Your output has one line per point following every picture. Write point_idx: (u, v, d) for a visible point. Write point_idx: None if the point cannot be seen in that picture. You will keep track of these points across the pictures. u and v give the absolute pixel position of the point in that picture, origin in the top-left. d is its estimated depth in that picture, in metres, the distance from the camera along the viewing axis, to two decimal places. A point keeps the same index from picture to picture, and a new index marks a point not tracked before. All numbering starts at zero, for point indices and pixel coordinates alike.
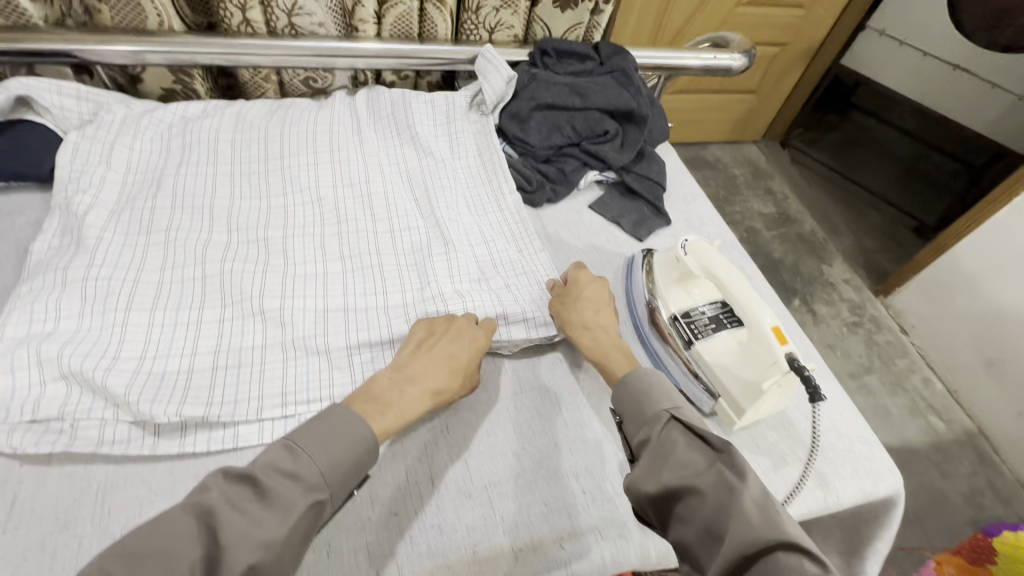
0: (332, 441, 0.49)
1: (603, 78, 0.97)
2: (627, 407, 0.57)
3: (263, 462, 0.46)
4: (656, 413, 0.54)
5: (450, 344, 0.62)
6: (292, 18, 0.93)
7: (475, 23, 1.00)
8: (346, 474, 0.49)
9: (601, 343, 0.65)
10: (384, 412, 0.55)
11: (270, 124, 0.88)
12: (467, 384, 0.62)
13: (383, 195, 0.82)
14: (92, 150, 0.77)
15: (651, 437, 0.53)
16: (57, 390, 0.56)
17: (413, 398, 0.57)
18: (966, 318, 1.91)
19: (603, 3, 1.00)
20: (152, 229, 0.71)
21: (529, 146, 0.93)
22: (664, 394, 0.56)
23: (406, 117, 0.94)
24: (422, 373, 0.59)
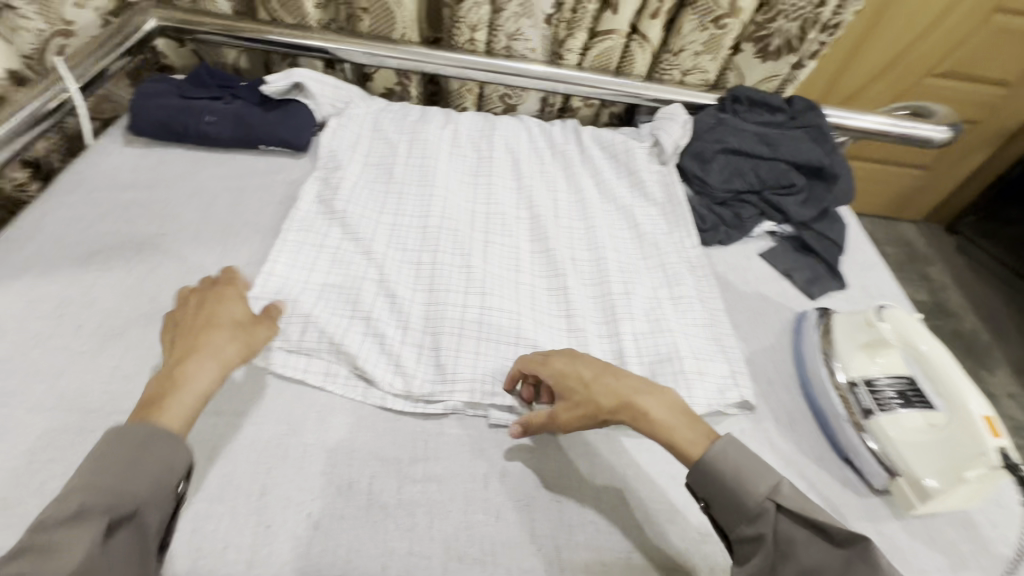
0: (125, 470, 0.45)
1: (795, 132, 0.97)
2: (717, 494, 0.53)
3: (105, 496, 0.43)
4: (758, 504, 0.51)
5: (214, 305, 0.59)
6: (510, 42, 1.04)
7: (672, 64, 1.04)
8: (151, 491, 0.45)
9: (655, 412, 0.56)
10: (163, 403, 0.49)
11: (479, 141, 1.00)
12: (240, 331, 0.58)
13: (574, 225, 0.89)
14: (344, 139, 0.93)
15: (765, 532, 0.51)
16: (302, 326, 0.67)
17: (195, 379, 0.51)
18: None
19: (808, 58, 0.98)
20: (384, 211, 0.84)
21: (707, 187, 0.95)
22: (755, 476, 0.52)
23: (595, 153, 1.01)
24: (198, 348, 0.54)
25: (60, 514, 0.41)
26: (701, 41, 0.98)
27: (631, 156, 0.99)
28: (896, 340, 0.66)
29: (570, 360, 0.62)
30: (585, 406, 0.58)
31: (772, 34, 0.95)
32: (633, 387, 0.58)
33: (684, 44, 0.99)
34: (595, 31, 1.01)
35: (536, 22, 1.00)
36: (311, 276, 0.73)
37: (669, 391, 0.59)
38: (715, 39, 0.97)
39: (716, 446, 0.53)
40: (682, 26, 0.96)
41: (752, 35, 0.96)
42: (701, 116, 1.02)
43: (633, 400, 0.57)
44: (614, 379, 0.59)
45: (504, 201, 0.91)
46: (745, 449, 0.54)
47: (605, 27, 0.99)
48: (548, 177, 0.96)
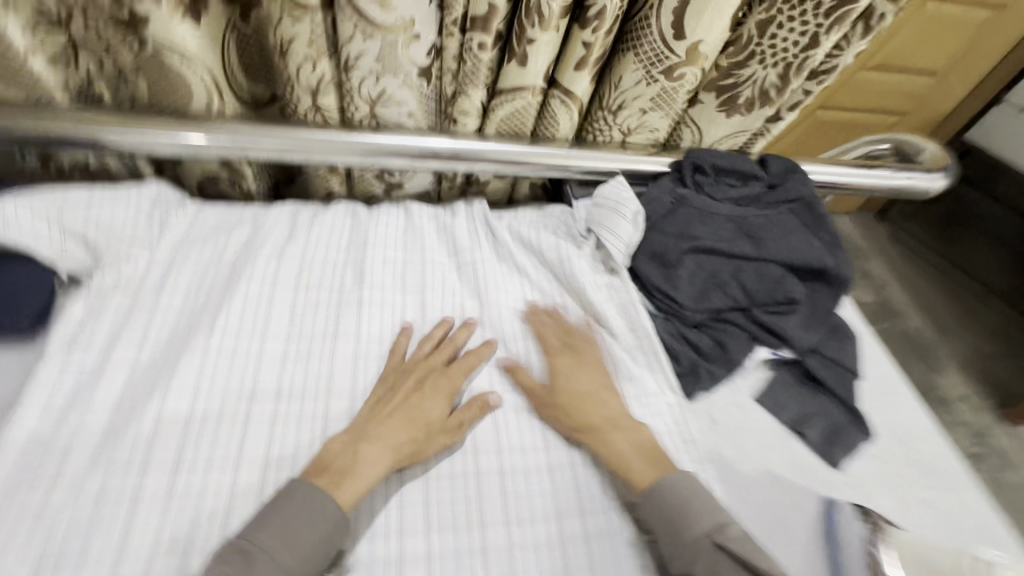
0: (297, 532, 0.45)
1: (779, 214, 0.72)
2: (658, 525, 0.50)
3: (258, 544, 0.44)
4: (694, 537, 0.48)
5: (421, 396, 0.58)
6: (374, 107, 0.70)
7: (608, 123, 0.75)
8: (315, 548, 0.45)
9: (616, 447, 0.55)
10: (339, 481, 0.49)
11: (342, 275, 0.69)
12: (434, 434, 0.56)
13: (496, 403, 0.60)
14: (107, 322, 0.58)
15: (699, 573, 0.47)
16: None
17: (366, 477, 0.50)
18: None
19: (788, 110, 0.71)
20: (177, 449, 0.51)
21: (677, 306, 0.67)
22: (700, 511, 0.50)
23: (511, 274, 0.72)
24: (373, 433, 0.53)
25: (230, 567, 0.43)
26: (647, 96, 0.69)
27: (564, 274, 0.70)
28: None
29: (569, 360, 0.62)
30: (571, 418, 0.58)
31: (740, 83, 0.68)
32: (606, 416, 0.58)
33: (626, 99, 0.71)
34: (497, 89, 0.70)
35: (409, 81, 0.67)
36: None
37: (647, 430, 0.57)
38: (667, 91, 0.68)
39: (668, 477, 0.52)
40: (620, 77, 0.68)
41: (713, 83, 0.69)
42: (655, 194, 0.74)
43: (604, 433, 0.57)
44: (578, 385, 0.60)
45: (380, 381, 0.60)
46: (698, 486, 0.52)
47: (511, 83, 0.68)
48: (451, 321, 0.66)
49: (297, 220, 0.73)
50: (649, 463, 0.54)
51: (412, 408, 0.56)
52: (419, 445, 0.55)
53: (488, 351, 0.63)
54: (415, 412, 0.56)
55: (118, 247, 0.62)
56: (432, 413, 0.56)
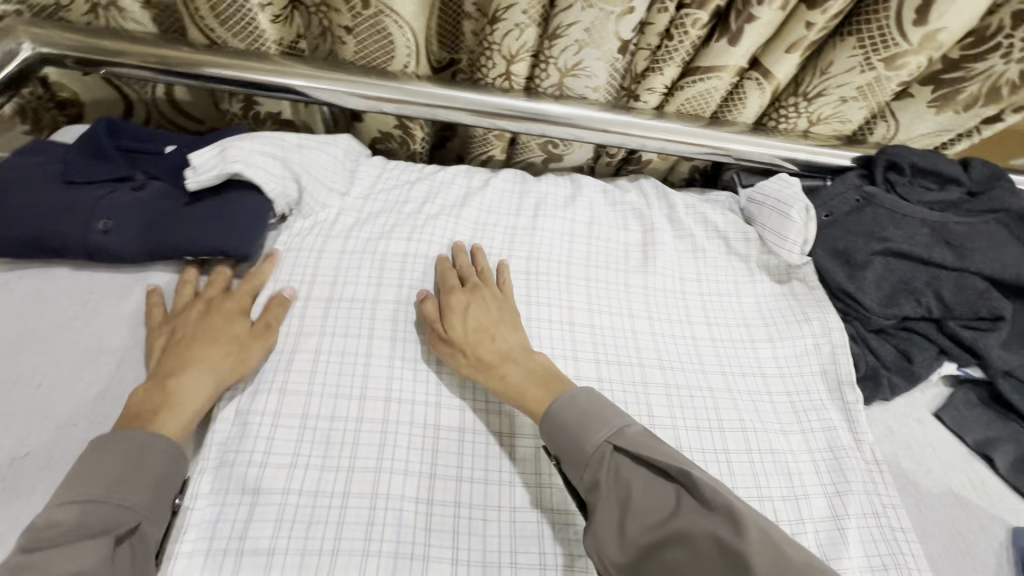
0: (108, 470, 0.42)
1: (984, 223, 0.67)
2: (562, 446, 0.48)
3: (83, 498, 0.40)
4: (596, 446, 0.46)
5: (215, 320, 0.55)
6: (564, 77, 0.70)
7: (798, 111, 0.72)
8: (154, 491, 0.43)
9: (509, 379, 0.54)
10: (492, 364, 0.55)
11: (512, 240, 0.71)
12: (246, 342, 0.54)
13: (666, 383, 0.62)
14: (304, 262, 0.64)
15: (600, 477, 0.45)
16: None
17: (505, 343, 0.57)
18: None
19: (1011, 111, 0.66)
20: (381, 386, 0.56)
21: (861, 309, 0.65)
22: (603, 419, 0.48)
23: (676, 261, 0.72)
24: (195, 360, 0.51)
25: (88, 525, 0.39)
26: (856, 84, 0.66)
27: (729, 271, 0.72)
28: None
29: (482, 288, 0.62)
30: (469, 354, 0.56)
31: (970, 77, 0.62)
32: (503, 349, 0.56)
33: (828, 87, 0.67)
34: (692, 67, 0.68)
35: (607, 54, 0.66)
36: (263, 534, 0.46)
37: (544, 359, 0.56)
38: (879, 81, 0.64)
39: (568, 395, 0.50)
40: (830, 62, 0.65)
41: (937, 76, 0.64)
42: (841, 188, 0.71)
43: (496, 367, 0.55)
44: (494, 341, 0.57)
45: (555, 347, 0.63)
46: (601, 400, 0.50)
47: (710, 62, 0.66)
48: (615, 299, 0.69)
49: (469, 182, 0.76)
50: (542, 391, 0.53)
51: (486, 299, 0.60)
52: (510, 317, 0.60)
53: (488, 291, 0.62)
54: (481, 298, 0.60)
55: (322, 194, 0.67)
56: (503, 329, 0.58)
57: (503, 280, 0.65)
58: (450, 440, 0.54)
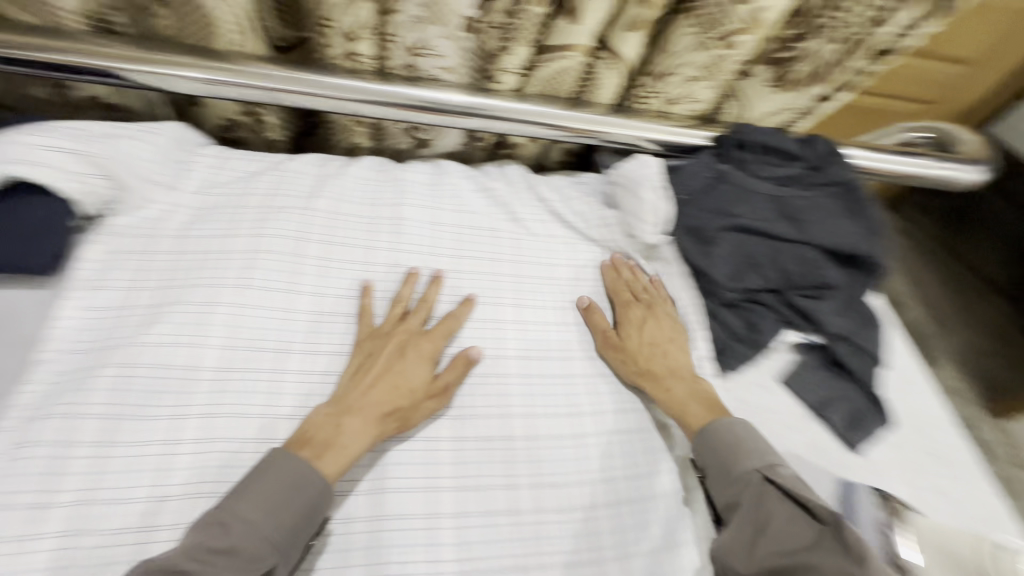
0: (281, 500, 0.45)
1: (820, 196, 0.70)
2: (625, 437, 0.58)
3: (237, 518, 0.44)
4: (744, 473, 0.52)
5: (407, 360, 0.56)
6: (411, 58, 0.67)
7: (652, 91, 0.72)
8: (299, 522, 0.45)
9: (675, 393, 0.59)
10: (322, 454, 0.48)
11: (370, 232, 0.66)
12: (421, 401, 0.55)
13: (527, 372, 0.61)
14: (128, 265, 0.56)
15: (740, 498, 0.51)
16: None
17: (352, 432, 0.50)
18: None
19: (839, 89, 0.70)
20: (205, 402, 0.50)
21: (712, 285, 0.67)
22: (752, 450, 0.53)
23: (545, 245, 0.70)
24: (359, 405, 0.52)
25: (209, 540, 0.42)
26: (698, 64, 0.67)
27: (595, 253, 0.71)
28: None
29: (661, 307, 0.66)
30: (314, 443, 0.49)
31: (798, 57, 0.65)
32: (352, 425, 0.51)
33: (673, 67, 0.68)
34: (542, 46, 0.66)
35: (451, 33, 0.63)
36: None
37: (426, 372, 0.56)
38: (718, 60, 0.66)
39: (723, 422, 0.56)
40: (672, 42, 0.65)
41: (770, 56, 0.66)
42: (695, 167, 0.72)
43: (340, 437, 0.50)
44: (662, 357, 0.62)
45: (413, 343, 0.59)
46: (756, 433, 0.55)
47: (558, 41, 0.65)
48: (483, 288, 0.66)
49: (324, 172, 0.70)
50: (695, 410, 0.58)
51: (395, 368, 0.55)
52: (393, 395, 0.53)
53: (636, 310, 0.65)
54: (392, 367, 0.55)
55: (141, 189, 0.60)
56: (404, 376, 0.55)
57: (370, 303, 0.60)
58: (282, 459, 0.49)
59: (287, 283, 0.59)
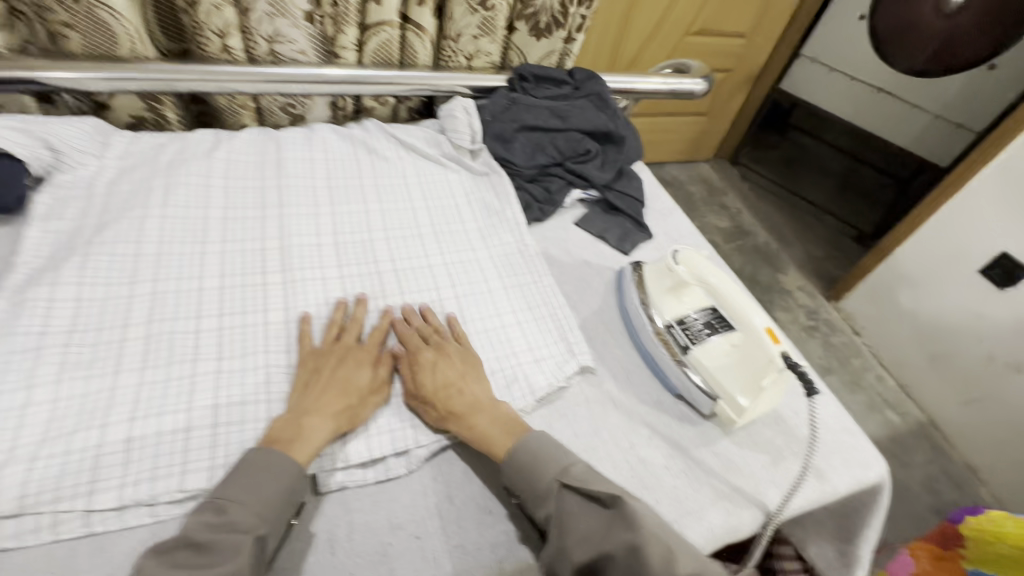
0: (259, 487, 0.51)
1: (581, 102, 1.02)
2: (519, 479, 0.57)
3: (232, 501, 0.50)
4: (546, 485, 0.55)
5: (348, 367, 0.62)
6: (272, 45, 0.93)
7: (454, 50, 1.03)
8: (280, 505, 0.51)
9: (479, 428, 0.60)
10: (291, 445, 0.54)
11: (261, 168, 0.89)
12: (366, 397, 0.62)
13: (390, 238, 0.85)
14: (72, 205, 0.75)
15: (551, 512, 0.54)
16: (37, 437, 0.53)
17: (313, 428, 0.56)
18: (925, 314, 1.90)
19: (576, 30, 1.06)
20: (144, 272, 0.69)
21: (515, 167, 0.97)
22: (543, 459, 0.57)
23: (397, 165, 0.97)
24: (315, 407, 0.58)
25: (205, 518, 0.49)
26: (475, 24, 0.99)
27: (435, 165, 0.99)
28: (694, 278, 0.74)
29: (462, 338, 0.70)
30: (282, 436, 0.55)
31: (538, 10, 1.00)
32: (313, 417, 0.57)
33: (460, 29, 0.99)
34: (366, 25, 0.96)
35: (296, 21, 0.91)
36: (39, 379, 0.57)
37: (365, 374, 0.62)
38: (488, 20, 0.99)
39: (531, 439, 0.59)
40: (452, 11, 0.97)
41: (522, 13, 1.00)
42: (495, 98, 1.02)
43: (305, 428, 0.56)
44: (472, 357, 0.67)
45: (303, 228, 0.82)
46: (549, 445, 0.59)
47: (375, 18, 0.94)
48: (353, 194, 0.90)
49: (218, 139, 0.93)
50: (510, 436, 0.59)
51: (344, 374, 0.61)
52: (341, 389, 0.60)
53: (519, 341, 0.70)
54: (338, 373, 0.61)
55: (74, 154, 0.79)
56: (350, 381, 0.61)
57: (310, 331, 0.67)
58: (213, 297, 0.69)
59: (198, 204, 0.80)
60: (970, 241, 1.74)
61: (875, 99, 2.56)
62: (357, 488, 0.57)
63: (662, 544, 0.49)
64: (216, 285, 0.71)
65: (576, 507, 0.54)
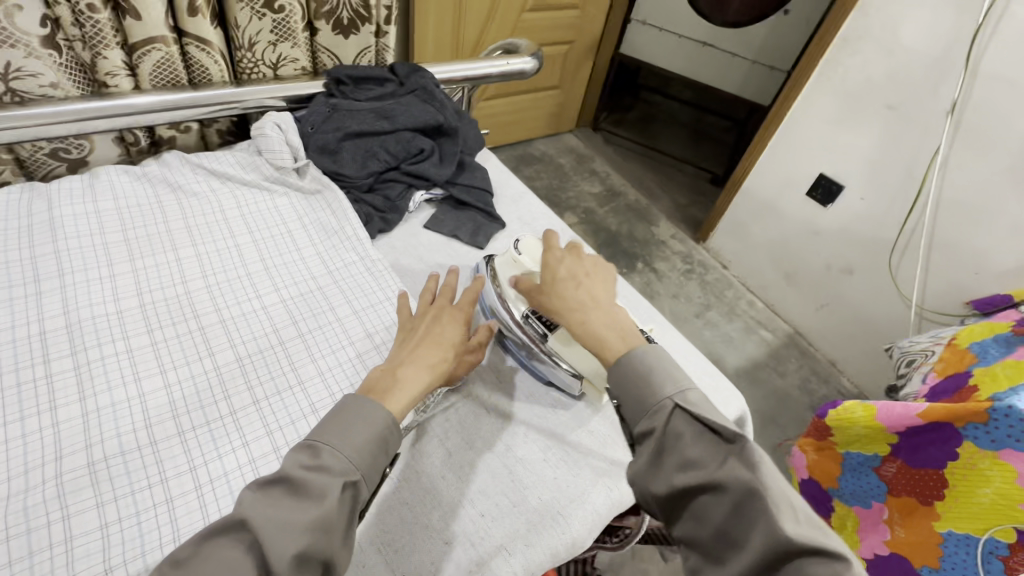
0: (349, 435, 0.46)
1: (407, 99, 0.97)
2: (625, 393, 0.51)
3: (326, 445, 0.45)
4: (659, 401, 0.49)
5: (442, 325, 0.60)
6: (9, 83, 0.76)
7: (252, 61, 0.93)
8: (374, 453, 0.47)
9: (589, 323, 0.57)
10: (387, 396, 0.51)
11: (29, 234, 0.74)
12: (461, 355, 0.61)
13: (213, 285, 0.74)
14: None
15: (656, 427, 0.48)
16: None
17: (409, 382, 0.52)
18: (774, 239, 2.13)
19: (385, 24, 1.00)
20: None
21: (348, 179, 0.90)
22: (665, 377, 0.50)
23: (211, 199, 0.85)
24: (408, 360, 0.55)
25: (300, 460, 0.44)
26: (268, 29, 0.89)
27: (259, 192, 0.89)
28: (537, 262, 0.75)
29: (564, 243, 0.65)
30: (388, 390, 0.51)
31: (335, 7, 0.92)
32: (416, 368, 0.54)
33: (251, 36, 0.89)
34: (130, 45, 0.82)
35: (33, 51, 0.75)
36: None
37: (455, 331, 0.59)
38: (281, 23, 0.89)
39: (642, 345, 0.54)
40: (235, 17, 0.86)
41: (319, 11, 0.92)
42: (313, 107, 0.93)
43: (401, 382, 0.52)
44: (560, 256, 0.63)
45: (96, 295, 0.69)
46: (667, 359, 0.52)
47: (140, 36, 0.81)
48: (160, 243, 0.78)
49: None
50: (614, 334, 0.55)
51: (441, 330, 0.59)
52: (439, 346, 0.57)
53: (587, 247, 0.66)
54: (434, 331, 0.59)
55: None
56: (446, 337, 0.58)
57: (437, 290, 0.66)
58: None
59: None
60: (794, 168, 1.94)
61: (702, 54, 2.78)
62: None
63: (778, 486, 0.43)
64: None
65: (688, 428, 0.47)
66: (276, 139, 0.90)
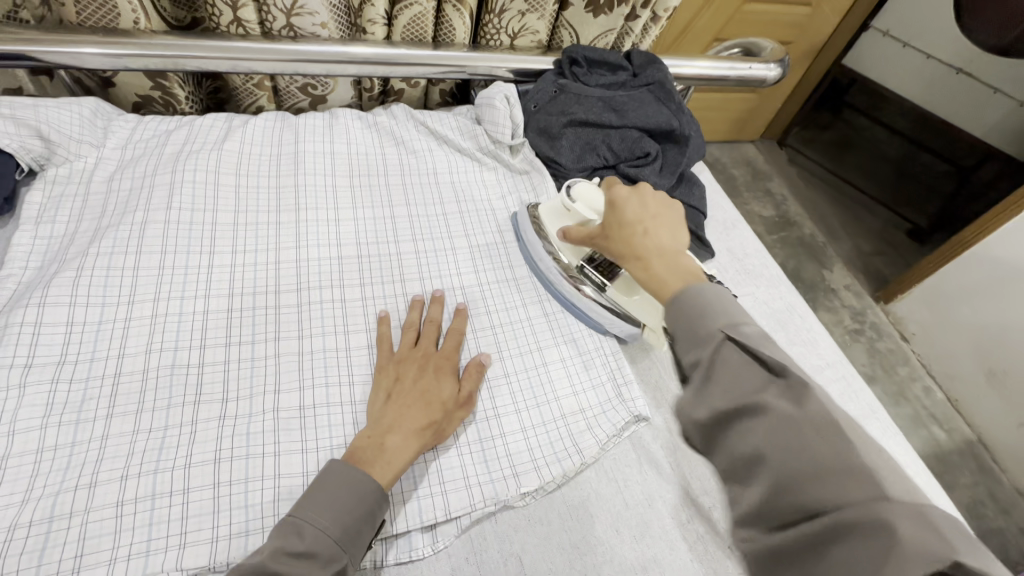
0: (339, 506, 0.46)
1: (640, 92, 0.88)
2: (738, 409, 0.37)
3: (312, 524, 0.45)
4: (777, 412, 0.36)
5: (429, 378, 0.57)
6: (291, 18, 0.82)
7: (496, 27, 0.91)
8: (360, 525, 0.46)
9: (654, 272, 0.50)
10: (373, 463, 0.50)
11: (276, 163, 0.79)
12: (452, 411, 0.56)
13: (419, 250, 0.75)
14: (66, 204, 0.67)
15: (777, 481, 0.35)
16: (12, 501, 0.46)
17: (399, 450, 0.51)
18: (986, 324, 1.75)
19: (639, 7, 0.92)
20: (137, 292, 0.61)
21: (562, 168, 0.86)
22: (829, 449, 0.34)
23: (428, 159, 0.86)
24: (397, 422, 0.53)
25: (287, 546, 0.43)
26: None
27: (472, 162, 0.88)
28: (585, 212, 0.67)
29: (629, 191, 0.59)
30: (374, 453, 0.50)
31: None
32: (402, 434, 0.52)
33: (505, 3, 0.87)
34: None
35: None
36: (14, 424, 0.50)
37: (449, 387, 0.57)
38: None
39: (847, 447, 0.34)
40: None
41: None
42: (540, 84, 0.89)
43: (386, 437, 0.52)
44: (646, 236, 0.53)
45: (322, 236, 0.72)
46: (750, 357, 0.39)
47: None
48: (379, 195, 0.80)
49: (231, 125, 0.82)
50: (685, 279, 0.47)
51: (432, 387, 0.56)
52: (437, 415, 0.54)
53: (651, 187, 0.60)
54: (427, 384, 0.56)
55: (69, 145, 0.70)
56: (434, 391, 0.56)
57: (419, 316, 0.64)
58: (220, 323, 0.61)
59: (206, 205, 0.71)
60: None
61: (951, 79, 2.33)
62: (376, 568, 0.50)
63: None
64: (223, 307, 0.62)
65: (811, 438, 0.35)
66: (504, 115, 0.87)
